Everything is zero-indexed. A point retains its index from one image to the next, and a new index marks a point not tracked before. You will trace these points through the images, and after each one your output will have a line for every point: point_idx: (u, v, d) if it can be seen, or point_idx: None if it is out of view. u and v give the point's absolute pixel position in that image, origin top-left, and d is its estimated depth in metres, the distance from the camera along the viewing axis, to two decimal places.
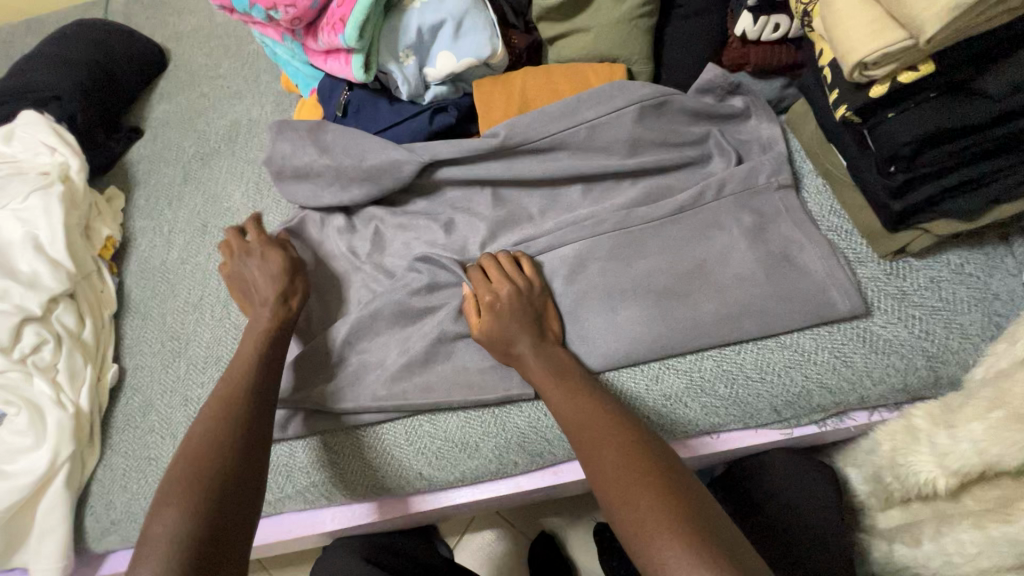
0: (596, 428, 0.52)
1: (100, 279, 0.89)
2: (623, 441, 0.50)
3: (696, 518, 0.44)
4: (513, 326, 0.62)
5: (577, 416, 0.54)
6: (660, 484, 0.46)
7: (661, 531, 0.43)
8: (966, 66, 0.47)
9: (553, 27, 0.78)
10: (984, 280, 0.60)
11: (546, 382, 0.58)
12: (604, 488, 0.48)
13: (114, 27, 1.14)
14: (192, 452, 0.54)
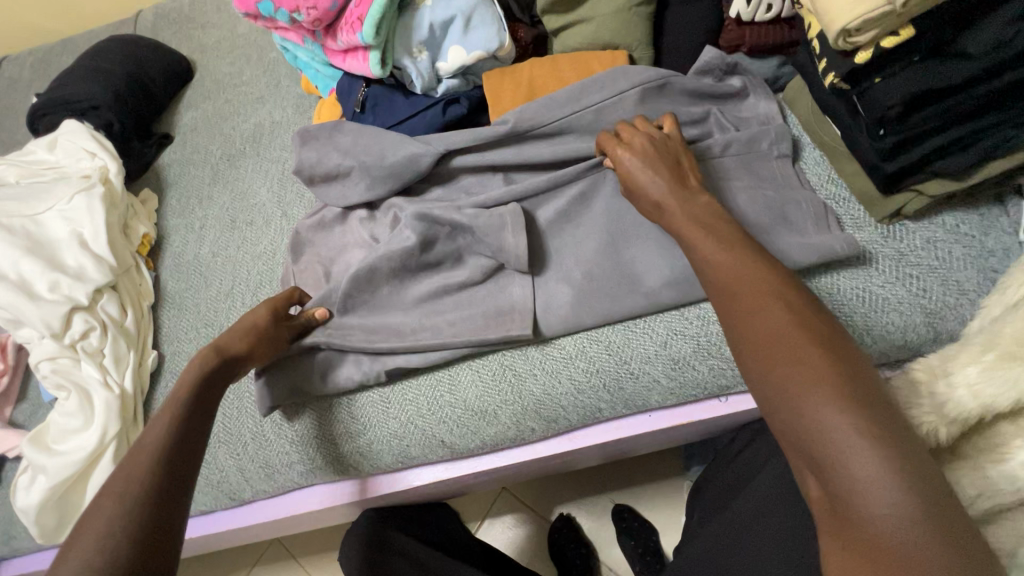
0: (749, 283, 0.48)
1: (138, 273, 0.95)
2: (784, 299, 0.47)
3: (859, 387, 0.41)
4: (648, 180, 0.62)
5: (727, 266, 0.51)
6: (824, 349, 0.43)
7: (814, 386, 0.41)
8: (946, 29, 0.49)
9: (557, 19, 0.82)
10: (979, 238, 0.62)
11: (691, 230, 0.56)
12: (756, 343, 0.45)
13: (145, 41, 1.21)
14: (133, 454, 0.52)
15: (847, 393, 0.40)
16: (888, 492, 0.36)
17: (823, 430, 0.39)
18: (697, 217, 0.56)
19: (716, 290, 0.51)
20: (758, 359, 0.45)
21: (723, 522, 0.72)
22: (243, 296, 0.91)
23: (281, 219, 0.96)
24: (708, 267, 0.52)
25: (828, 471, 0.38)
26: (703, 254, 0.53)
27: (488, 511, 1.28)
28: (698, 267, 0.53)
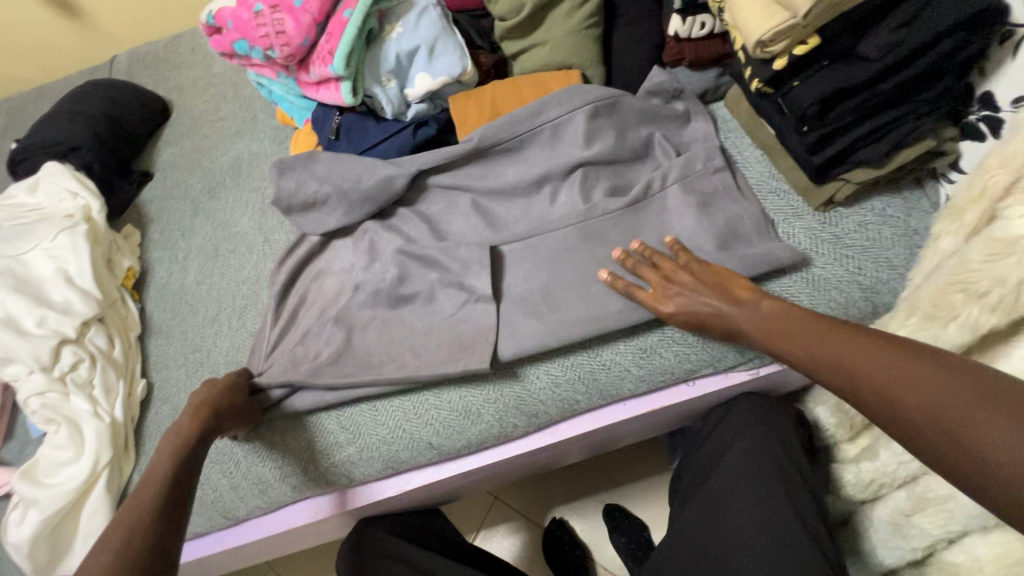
0: (823, 343, 0.54)
1: (124, 305, 0.97)
2: (861, 340, 0.52)
3: (968, 381, 0.44)
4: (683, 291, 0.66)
5: (799, 338, 0.57)
6: (920, 363, 0.47)
7: (957, 424, 0.42)
8: (846, 36, 0.56)
9: (514, 44, 0.89)
10: (905, 219, 0.69)
11: (748, 321, 0.62)
12: (885, 416, 0.48)
13: (122, 84, 1.26)
14: (127, 508, 0.58)
15: (963, 395, 0.43)
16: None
17: (958, 439, 0.42)
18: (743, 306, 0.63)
19: (802, 362, 0.57)
20: (872, 402, 0.49)
21: (699, 502, 0.76)
22: (228, 320, 0.93)
23: (263, 245, 1.00)
24: (781, 349, 0.59)
25: (982, 481, 0.40)
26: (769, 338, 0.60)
27: (482, 522, 1.30)
28: (773, 351, 0.60)
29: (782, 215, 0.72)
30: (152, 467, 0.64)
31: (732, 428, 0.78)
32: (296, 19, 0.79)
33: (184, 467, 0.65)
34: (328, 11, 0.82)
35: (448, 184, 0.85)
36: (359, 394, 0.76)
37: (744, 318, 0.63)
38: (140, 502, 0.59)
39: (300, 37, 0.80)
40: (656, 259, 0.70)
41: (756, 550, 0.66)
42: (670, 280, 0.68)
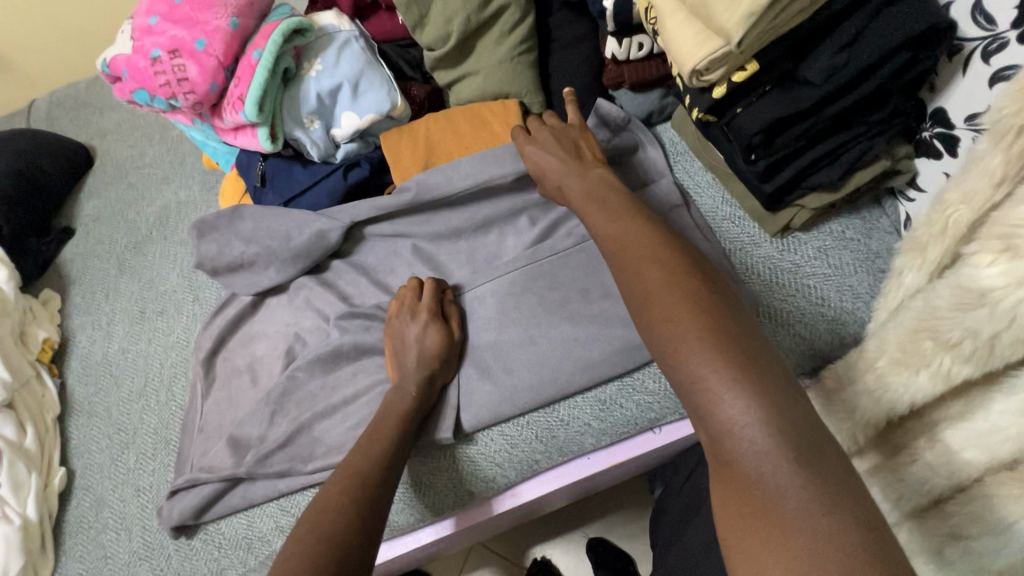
0: (639, 243, 0.49)
1: (39, 383, 0.88)
2: (666, 246, 0.48)
3: (730, 329, 0.41)
4: (554, 162, 0.65)
5: (617, 229, 0.52)
6: (694, 288, 0.43)
7: (694, 343, 0.40)
8: (787, 59, 0.52)
9: (446, 74, 0.83)
10: (865, 242, 0.65)
11: (587, 203, 0.59)
12: (641, 304, 0.45)
13: (37, 133, 1.16)
14: (319, 515, 0.51)
15: (712, 332, 0.40)
16: (757, 436, 0.36)
17: (676, 356, 0.41)
18: (592, 190, 0.59)
19: (608, 252, 0.52)
20: (638, 306, 0.45)
21: (678, 553, 0.71)
22: (156, 393, 0.85)
23: (193, 304, 0.92)
24: (598, 234, 0.54)
25: (702, 412, 0.39)
26: (598, 223, 0.55)
27: (461, 571, 1.22)
28: (594, 237, 0.55)
29: (737, 245, 0.68)
30: (357, 464, 0.58)
31: (710, 472, 0.72)
32: (200, 63, 0.72)
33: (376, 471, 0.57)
34: (238, 52, 0.75)
35: (387, 231, 0.78)
36: (299, 474, 0.68)
37: (589, 209, 0.57)
38: (334, 482, 0.56)
39: (206, 83, 0.73)
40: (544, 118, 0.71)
41: None
42: (535, 150, 0.68)
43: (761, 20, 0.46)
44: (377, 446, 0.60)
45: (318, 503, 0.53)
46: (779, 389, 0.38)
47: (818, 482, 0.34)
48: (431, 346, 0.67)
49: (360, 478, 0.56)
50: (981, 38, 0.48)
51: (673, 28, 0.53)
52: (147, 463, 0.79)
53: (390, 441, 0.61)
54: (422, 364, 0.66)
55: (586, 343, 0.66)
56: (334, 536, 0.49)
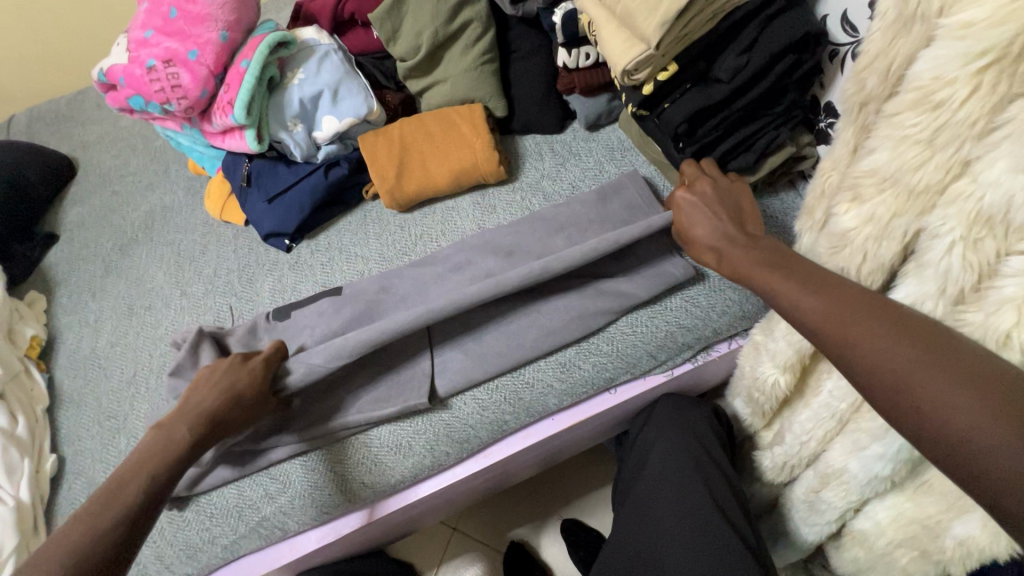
0: (872, 338, 0.42)
1: (28, 377, 0.92)
2: (897, 318, 0.42)
3: (988, 379, 0.36)
4: (713, 223, 0.61)
5: (825, 316, 0.45)
6: (980, 390, 0.36)
7: (955, 403, 0.37)
8: (700, 61, 0.63)
9: (418, 82, 0.92)
10: (783, 219, 0.76)
11: (756, 277, 0.52)
12: (861, 367, 0.42)
13: (21, 144, 1.20)
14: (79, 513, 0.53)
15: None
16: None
17: (924, 412, 0.38)
18: (758, 258, 0.53)
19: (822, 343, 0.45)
20: (892, 400, 0.40)
21: (631, 504, 0.78)
22: (146, 380, 0.90)
23: (180, 298, 0.97)
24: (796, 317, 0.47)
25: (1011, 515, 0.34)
26: (791, 296, 0.48)
27: (442, 556, 1.27)
28: (784, 312, 0.49)
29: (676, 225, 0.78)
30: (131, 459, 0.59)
31: (655, 431, 0.81)
32: (192, 71, 0.80)
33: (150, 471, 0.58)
34: (226, 62, 0.83)
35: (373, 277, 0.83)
36: (288, 442, 0.74)
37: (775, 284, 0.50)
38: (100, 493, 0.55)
39: (197, 89, 0.81)
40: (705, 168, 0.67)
41: (687, 545, 0.69)
42: (692, 206, 0.64)
43: (673, 28, 0.57)
44: (160, 458, 0.60)
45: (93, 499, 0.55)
46: None
47: None
48: (217, 402, 0.65)
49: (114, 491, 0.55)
50: (849, 43, 0.60)
51: (607, 36, 0.63)
52: (138, 445, 0.84)
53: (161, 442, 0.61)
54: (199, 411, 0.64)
55: (547, 313, 0.75)
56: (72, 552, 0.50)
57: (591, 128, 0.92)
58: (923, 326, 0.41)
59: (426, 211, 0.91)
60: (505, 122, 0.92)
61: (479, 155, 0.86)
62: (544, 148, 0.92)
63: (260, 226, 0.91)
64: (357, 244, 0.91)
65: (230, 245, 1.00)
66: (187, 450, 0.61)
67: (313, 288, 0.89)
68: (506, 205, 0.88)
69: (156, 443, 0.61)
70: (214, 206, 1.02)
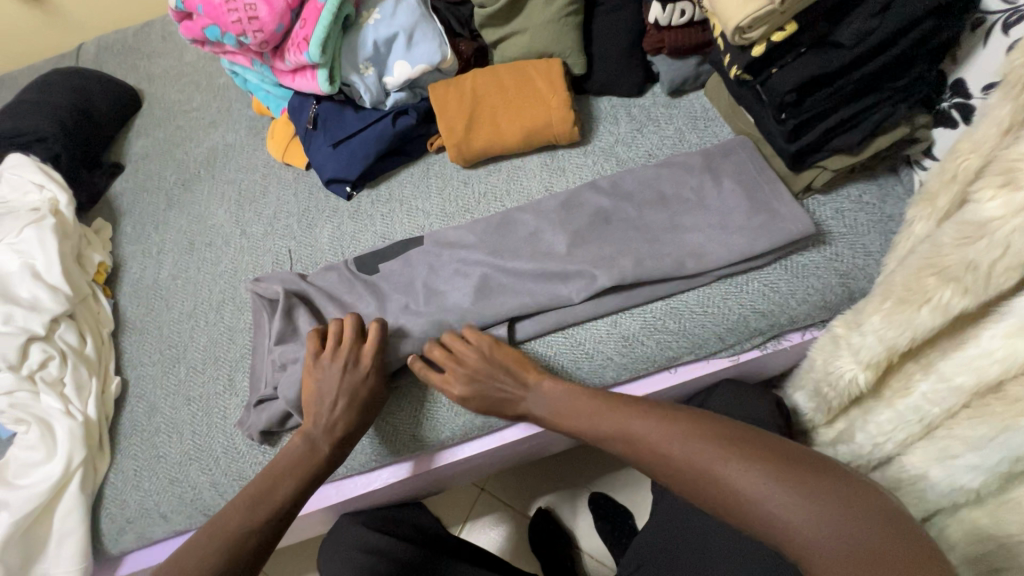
0: (712, 464, 0.50)
1: (95, 301, 0.95)
2: (672, 423, 0.55)
3: (752, 444, 0.51)
4: (499, 397, 0.68)
5: (703, 463, 0.51)
6: (806, 491, 0.46)
7: (741, 475, 0.49)
8: (822, 23, 0.57)
9: (495, 31, 0.88)
10: (880, 206, 0.70)
11: (563, 420, 0.64)
12: (670, 468, 0.53)
13: (91, 73, 1.22)
14: (192, 545, 0.60)
15: (832, 508, 0.45)
16: (822, 525, 0.44)
17: (718, 483, 0.49)
18: (559, 393, 0.65)
19: (703, 493, 0.51)
20: (704, 490, 0.50)
21: (678, 488, 0.76)
22: (206, 314, 0.91)
23: (240, 237, 0.97)
24: (663, 465, 0.54)
25: (809, 558, 0.44)
26: (593, 426, 0.60)
27: (469, 514, 1.30)
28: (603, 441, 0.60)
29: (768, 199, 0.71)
30: (253, 484, 0.65)
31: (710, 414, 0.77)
32: (270, 4, 0.78)
33: (278, 498, 0.64)
34: None
35: (431, 241, 0.81)
36: None
37: (659, 434, 0.55)
38: (232, 510, 0.63)
39: (274, 23, 0.79)
40: (448, 344, 0.70)
41: (738, 534, 0.67)
42: (466, 390, 0.68)
43: None
44: (283, 480, 0.66)
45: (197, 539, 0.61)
46: (850, 500, 0.45)
47: (889, 534, 0.43)
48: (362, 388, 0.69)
49: (265, 494, 0.64)
50: (1001, 11, 0.54)
51: None
52: (197, 376, 0.86)
53: (311, 454, 0.67)
54: (348, 410, 0.68)
55: (627, 266, 0.70)
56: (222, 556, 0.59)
57: (673, 93, 0.86)
58: (738, 435, 0.52)
59: (492, 168, 0.88)
60: (582, 80, 0.88)
61: (553, 114, 0.83)
62: (621, 112, 0.87)
63: (322, 171, 0.90)
64: (418, 197, 0.89)
65: (291, 188, 0.99)
66: (319, 465, 0.67)
67: (372, 239, 0.88)
68: (576, 168, 0.85)
69: (294, 454, 0.67)
70: (277, 147, 1.02)
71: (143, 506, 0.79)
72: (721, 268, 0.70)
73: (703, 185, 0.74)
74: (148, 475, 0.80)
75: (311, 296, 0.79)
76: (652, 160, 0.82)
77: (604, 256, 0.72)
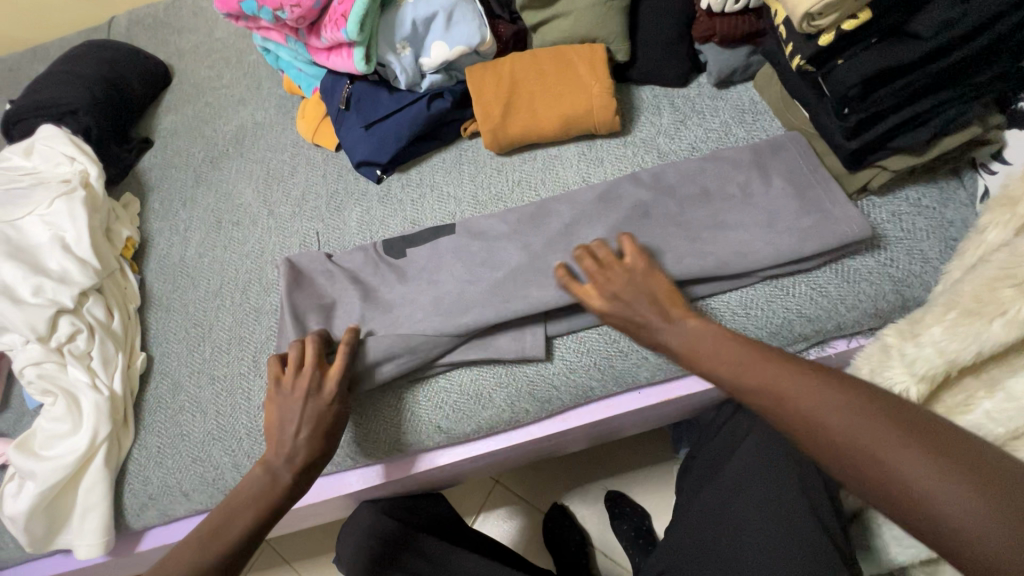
0: (870, 440, 0.45)
1: (122, 276, 0.94)
2: (826, 386, 0.49)
3: (920, 429, 0.45)
4: (626, 320, 0.62)
5: (860, 438, 0.45)
6: (983, 492, 0.40)
7: (901, 458, 0.43)
8: (899, 12, 0.53)
9: (536, 14, 0.85)
10: (940, 210, 0.66)
11: (694, 361, 0.58)
12: (812, 433, 0.48)
13: (122, 46, 1.21)
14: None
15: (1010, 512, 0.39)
16: (993, 533, 0.39)
17: (872, 460, 0.45)
18: (690, 335, 0.59)
19: (864, 481, 0.45)
20: (850, 464, 0.46)
21: (707, 494, 0.73)
22: (231, 294, 0.91)
23: (267, 218, 0.96)
24: (802, 428, 0.49)
25: (967, 558, 0.40)
26: (726, 375, 0.55)
27: (482, 505, 1.29)
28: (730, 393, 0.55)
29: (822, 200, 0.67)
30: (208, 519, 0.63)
31: (748, 418, 0.74)
32: None
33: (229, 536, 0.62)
34: None
35: (462, 229, 0.79)
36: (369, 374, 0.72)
37: (821, 409, 0.48)
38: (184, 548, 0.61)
39: None
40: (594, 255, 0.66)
41: (770, 546, 0.65)
42: (607, 307, 0.63)
43: None
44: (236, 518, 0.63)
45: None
46: None
47: None
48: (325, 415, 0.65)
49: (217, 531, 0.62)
50: None
51: None
52: (221, 355, 0.85)
53: (266, 489, 0.64)
54: (311, 438, 0.65)
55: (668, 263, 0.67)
56: None
57: (720, 85, 0.83)
58: (903, 413, 0.46)
59: (527, 156, 0.86)
60: (625, 67, 0.85)
61: (594, 102, 0.79)
62: (664, 102, 0.84)
63: (353, 153, 0.88)
64: (450, 183, 0.87)
65: (319, 169, 0.98)
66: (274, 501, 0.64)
67: (401, 224, 0.87)
68: (614, 159, 0.82)
69: (253, 486, 0.64)
70: (307, 127, 1.00)
71: (165, 484, 0.79)
72: (767, 269, 0.67)
73: (751, 182, 0.71)
74: (170, 453, 0.80)
75: (337, 281, 0.77)
76: (695, 154, 0.78)
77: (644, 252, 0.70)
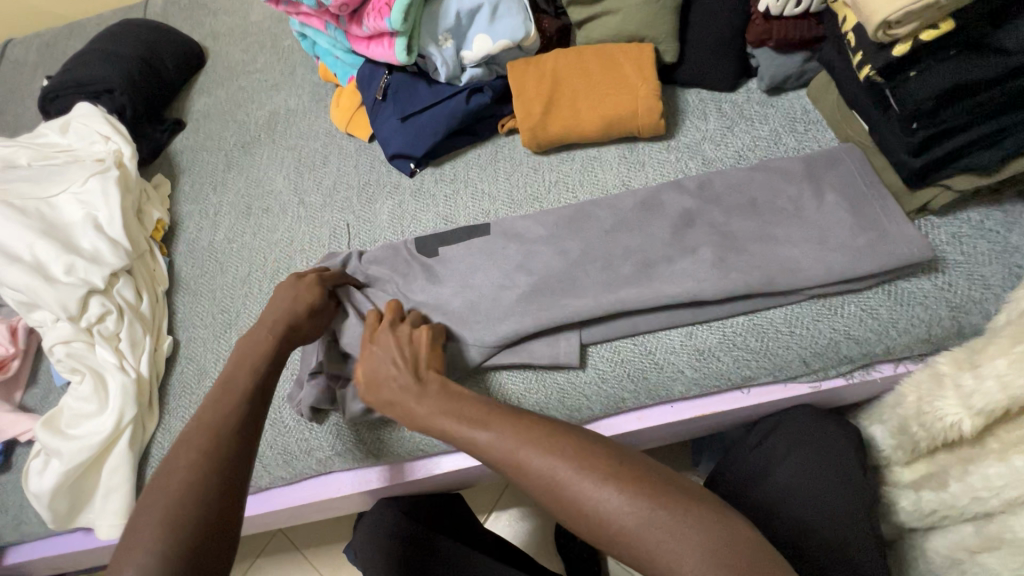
0: (648, 542, 0.44)
1: (152, 259, 0.94)
2: (605, 477, 0.46)
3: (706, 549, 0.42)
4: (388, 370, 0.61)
5: (640, 540, 0.44)
6: None
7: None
8: (982, 23, 0.51)
9: (584, 10, 0.83)
10: (1004, 234, 0.63)
11: (453, 415, 0.55)
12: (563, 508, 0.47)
13: (158, 26, 1.20)
14: (142, 499, 0.48)
15: None
16: None
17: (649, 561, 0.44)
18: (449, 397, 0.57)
19: (642, 561, 0.44)
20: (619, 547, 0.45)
21: None
22: (259, 282, 0.90)
23: (298, 206, 0.95)
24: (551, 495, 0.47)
25: None
26: (471, 437, 0.52)
27: (494, 504, 1.28)
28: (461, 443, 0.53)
29: (880, 217, 0.64)
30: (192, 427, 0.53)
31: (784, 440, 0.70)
32: None
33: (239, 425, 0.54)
34: None
35: (497, 228, 0.77)
36: None
37: (572, 477, 0.47)
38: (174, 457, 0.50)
39: None
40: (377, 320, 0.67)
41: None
42: (373, 350, 0.63)
43: None
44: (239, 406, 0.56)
45: (148, 493, 0.48)
46: None
47: None
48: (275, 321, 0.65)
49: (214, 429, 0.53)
50: None
51: None
52: None
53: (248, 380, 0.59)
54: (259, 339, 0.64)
55: (709, 276, 0.65)
56: (174, 506, 0.47)
57: (771, 91, 0.80)
58: (693, 516, 0.44)
59: (565, 157, 0.84)
60: (671, 69, 0.82)
61: (640, 104, 0.77)
62: (710, 107, 0.81)
63: (387, 145, 0.87)
64: (485, 180, 0.85)
65: (352, 160, 0.96)
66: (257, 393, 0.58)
67: (433, 220, 0.85)
68: (656, 164, 0.79)
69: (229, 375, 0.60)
70: (341, 116, 0.98)
71: None
72: (815, 286, 0.64)
73: (802, 195, 0.68)
74: None
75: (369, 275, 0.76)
76: (742, 163, 0.76)
77: (685, 262, 0.67)
